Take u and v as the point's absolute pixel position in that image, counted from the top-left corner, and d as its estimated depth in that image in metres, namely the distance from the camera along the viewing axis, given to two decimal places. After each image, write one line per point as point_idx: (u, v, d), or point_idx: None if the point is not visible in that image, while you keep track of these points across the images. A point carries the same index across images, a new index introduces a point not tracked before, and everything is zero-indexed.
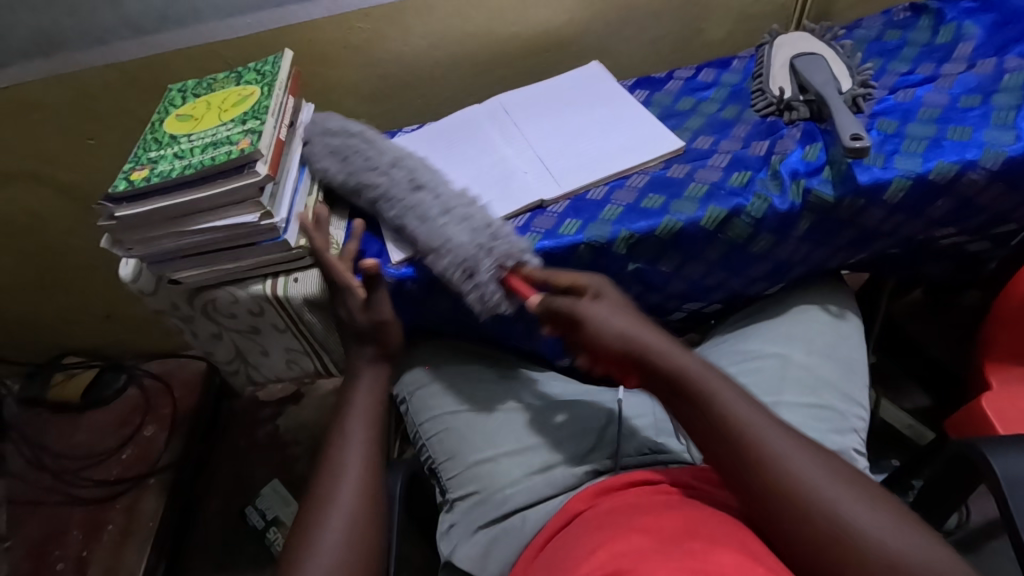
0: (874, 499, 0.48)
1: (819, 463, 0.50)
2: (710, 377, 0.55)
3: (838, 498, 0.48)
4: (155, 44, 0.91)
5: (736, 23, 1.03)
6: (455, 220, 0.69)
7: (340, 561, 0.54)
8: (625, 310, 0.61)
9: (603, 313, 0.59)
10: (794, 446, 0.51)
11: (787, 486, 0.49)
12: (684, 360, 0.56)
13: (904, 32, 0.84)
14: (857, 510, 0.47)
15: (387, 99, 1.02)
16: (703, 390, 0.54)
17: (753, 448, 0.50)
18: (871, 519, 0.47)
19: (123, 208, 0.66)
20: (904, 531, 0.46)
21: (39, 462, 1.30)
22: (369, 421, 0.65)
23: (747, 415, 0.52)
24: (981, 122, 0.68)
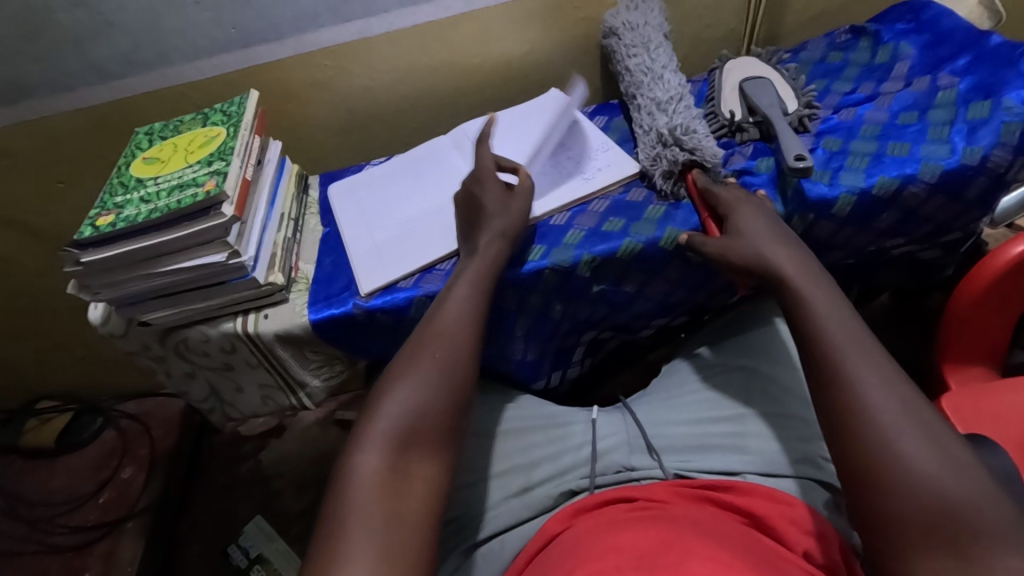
0: (945, 446, 0.47)
1: (901, 397, 0.50)
2: (819, 299, 0.58)
3: (901, 430, 0.48)
4: (122, 89, 0.92)
5: (691, 48, 1.07)
6: (653, 135, 0.79)
7: (427, 403, 0.55)
8: (771, 221, 0.67)
9: (744, 218, 0.67)
10: (884, 376, 0.51)
11: (853, 408, 0.51)
12: (801, 275, 0.61)
13: (846, 53, 0.89)
14: (918, 449, 0.47)
15: (356, 133, 1.04)
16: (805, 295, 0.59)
17: (834, 366, 0.53)
18: (928, 456, 0.46)
19: (90, 253, 0.67)
20: (964, 477, 0.45)
21: (13, 510, 1.27)
22: (475, 290, 0.64)
23: (841, 334, 0.55)
24: (919, 137, 0.72)
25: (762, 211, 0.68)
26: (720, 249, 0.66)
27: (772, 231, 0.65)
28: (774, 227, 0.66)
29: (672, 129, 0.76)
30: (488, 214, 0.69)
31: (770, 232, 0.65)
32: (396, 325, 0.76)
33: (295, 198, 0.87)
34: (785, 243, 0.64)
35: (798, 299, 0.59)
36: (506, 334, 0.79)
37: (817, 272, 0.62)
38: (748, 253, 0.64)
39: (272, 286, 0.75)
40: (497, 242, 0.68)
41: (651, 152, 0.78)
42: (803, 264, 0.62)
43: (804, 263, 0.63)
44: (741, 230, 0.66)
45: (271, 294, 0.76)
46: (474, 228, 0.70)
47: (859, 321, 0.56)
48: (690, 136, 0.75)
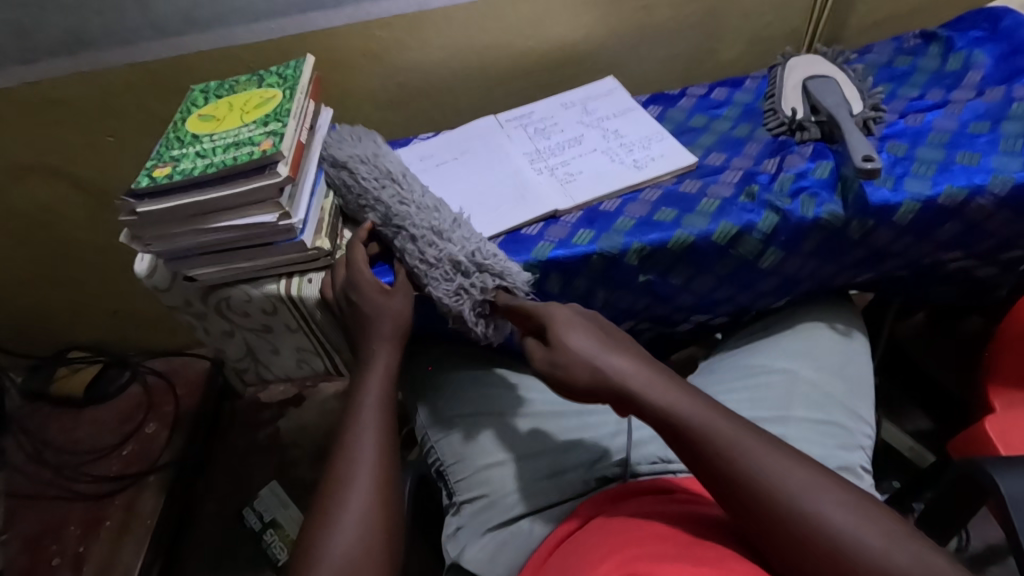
0: (871, 516, 0.47)
1: (806, 484, 0.49)
2: (680, 401, 0.54)
3: (826, 508, 0.47)
4: (179, 46, 0.92)
5: (749, 44, 1.05)
6: (443, 264, 0.67)
7: (360, 542, 0.55)
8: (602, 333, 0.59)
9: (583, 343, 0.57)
10: (778, 463, 0.50)
11: (778, 512, 0.48)
12: (652, 383, 0.55)
13: (915, 58, 0.86)
14: (850, 526, 0.46)
15: (404, 107, 1.04)
16: (670, 404, 0.54)
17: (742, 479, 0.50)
18: (861, 529, 0.46)
19: (146, 203, 0.67)
20: (902, 543, 0.45)
21: (39, 456, 1.29)
22: (381, 414, 0.65)
23: (729, 432, 0.52)
24: (990, 148, 0.70)
25: (584, 316, 0.61)
26: (562, 366, 0.57)
27: (601, 339, 0.58)
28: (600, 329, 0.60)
29: (468, 251, 0.67)
30: (376, 322, 0.70)
31: (597, 336, 0.59)
32: (438, 300, 0.75)
33: None
34: (627, 351, 0.58)
35: (664, 412, 0.54)
36: None
37: (662, 369, 0.57)
38: (597, 368, 0.56)
39: (318, 250, 0.75)
40: (388, 358, 0.69)
41: (447, 285, 0.67)
42: (648, 365, 0.57)
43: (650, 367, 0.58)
44: (583, 350, 0.57)
45: (316, 259, 0.76)
46: (364, 339, 0.71)
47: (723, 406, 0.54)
48: (473, 271, 0.67)
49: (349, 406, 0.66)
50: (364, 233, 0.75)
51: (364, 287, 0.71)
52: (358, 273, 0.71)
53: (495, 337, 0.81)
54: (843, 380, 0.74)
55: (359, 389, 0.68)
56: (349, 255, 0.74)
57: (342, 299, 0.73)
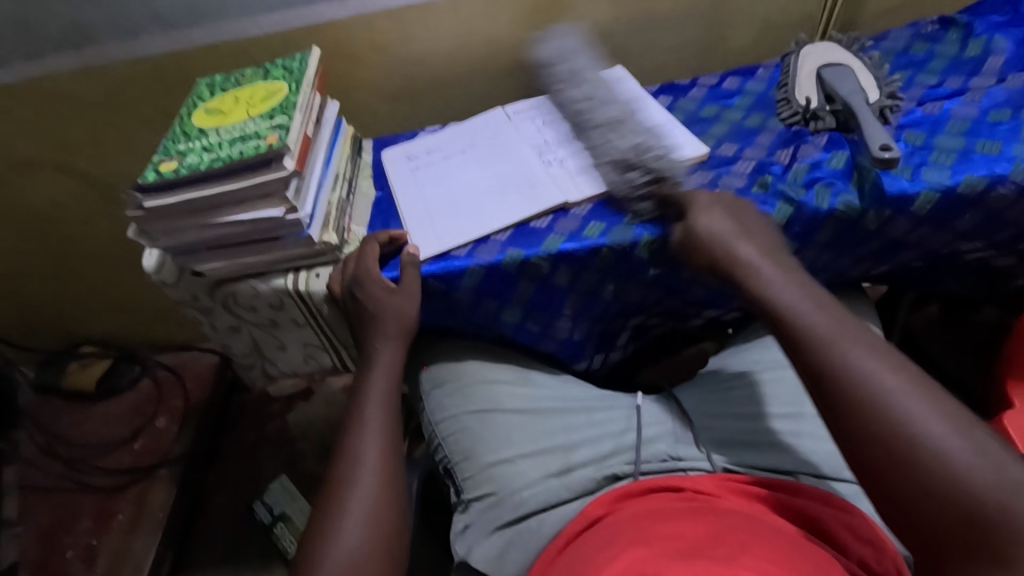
0: (965, 429, 0.45)
1: (908, 391, 0.48)
2: (793, 292, 0.58)
3: (917, 414, 0.46)
4: (185, 40, 0.92)
5: (762, 31, 1.03)
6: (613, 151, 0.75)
7: (367, 540, 0.55)
8: (740, 224, 0.64)
9: (709, 221, 0.64)
10: (893, 365, 0.49)
11: (872, 405, 0.48)
12: (770, 274, 0.60)
13: (932, 44, 0.84)
14: (941, 432, 0.45)
15: (410, 99, 1.03)
16: (783, 304, 0.57)
17: (833, 369, 0.51)
18: (952, 442, 0.45)
19: (152, 198, 0.67)
20: (991, 458, 0.43)
21: (51, 449, 1.30)
22: (386, 412, 0.65)
23: (833, 328, 0.53)
24: (1012, 136, 0.68)
25: (722, 201, 0.66)
26: (692, 242, 0.65)
27: (737, 225, 0.64)
28: (751, 214, 0.66)
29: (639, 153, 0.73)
30: (382, 321, 0.70)
31: (732, 222, 0.65)
32: (446, 295, 0.75)
33: (349, 160, 0.86)
34: (754, 239, 0.63)
35: (771, 301, 0.58)
36: (555, 311, 0.78)
37: (784, 258, 0.62)
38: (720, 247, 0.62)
39: (325, 245, 0.74)
40: (392, 357, 0.69)
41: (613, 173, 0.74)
42: (780, 261, 0.61)
43: (775, 260, 0.62)
44: (713, 231, 0.63)
45: (323, 254, 0.75)
46: (368, 337, 0.71)
47: (839, 308, 0.56)
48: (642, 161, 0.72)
49: (354, 404, 0.66)
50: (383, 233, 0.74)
51: (370, 284, 0.70)
52: (365, 270, 0.71)
53: (503, 331, 0.80)
54: None
55: (367, 385, 0.67)
56: (360, 250, 0.73)
57: (348, 296, 0.73)
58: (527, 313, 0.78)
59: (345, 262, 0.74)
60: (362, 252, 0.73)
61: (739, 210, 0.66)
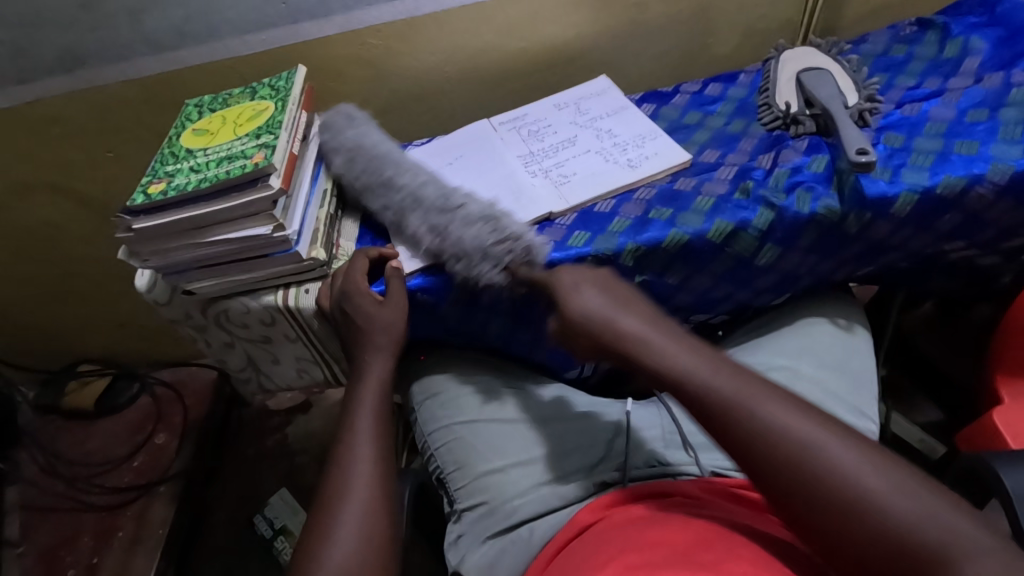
0: (891, 472, 0.42)
1: (823, 441, 0.44)
2: (689, 357, 0.51)
3: (850, 463, 0.42)
4: (173, 61, 0.93)
5: (744, 37, 1.04)
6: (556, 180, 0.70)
7: (358, 552, 0.55)
8: (617, 296, 0.58)
9: (593, 299, 0.57)
10: (801, 418, 0.45)
11: (801, 468, 0.43)
12: (666, 344, 0.53)
13: (911, 46, 0.85)
14: (870, 478, 0.41)
15: (398, 113, 1.04)
16: (685, 375, 0.50)
17: (745, 446, 0.46)
18: (887, 488, 0.41)
19: (141, 220, 0.68)
20: (908, 488, 0.41)
21: (52, 469, 1.31)
22: (376, 425, 0.66)
23: (733, 388, 0.48)
24: (989, 136, 0.68)
25: (590, 276, 0.61)
26: (575, 326, 0.57)
27: (612, 299, 0.58)
28: (620, 285, 0.60)
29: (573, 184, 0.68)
30: (371, 334, 0.70)
31: (607, 297, 0.58)
32: (434, 307, 0.75)
33: (338, 176, 0.87)
34: (637, 310, 0.57)
35: (674, 374, 0.51)
36: (543, 321, 0.79)
37: (670, 323, 0.56)
38: (611, 328, 0.55)
39: (314, 260, 0.75)
40: (382, 370, 0.70)
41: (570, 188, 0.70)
42: (665, 328, 0.55)
43: (662, 326, 0.56)
44: (593, 310, 0.57)
45: (313, 269, 0.76)
46: (358, 350, 0.71)
47: (727, 359, 0.51)
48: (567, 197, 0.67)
49: (345, 418, 0.67)
50: (372, 249, 0.75)
51: (359, 298, 0.71)
52: (355, 285, 0.71)
53: (493, 342, 0.81)
54: (845, 375, 0.74)
55: (357, 400, 0.68)
56: (350, 265, 0.74)
57: (338, 310, 0.73)
58: (516, 323, 0.79)
59: (335, 278, 0.75)
60: (352, 266, 0.73)
61: (604, 279, 0.60)
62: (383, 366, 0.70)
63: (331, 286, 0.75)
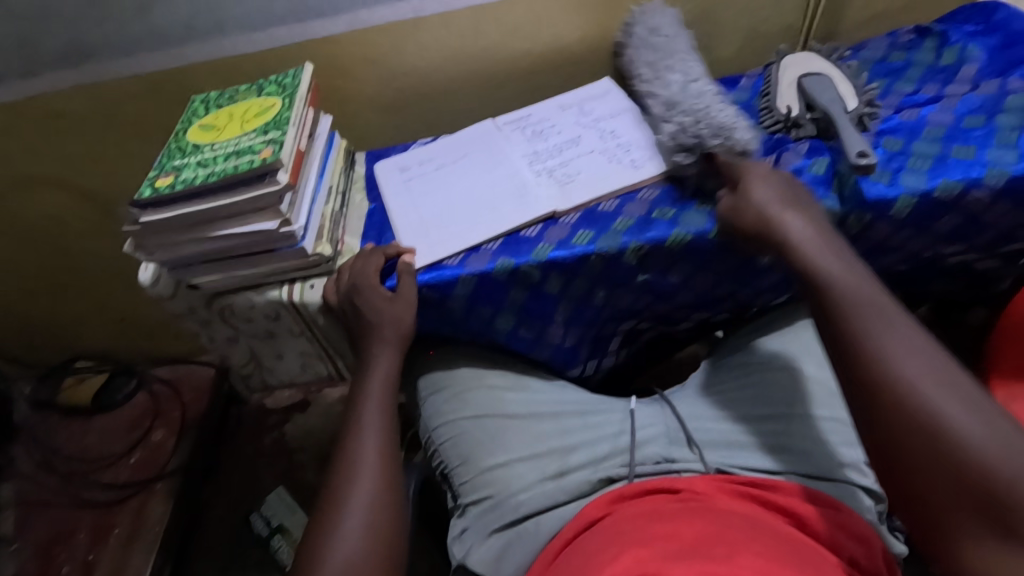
0: (977, 406, 0.45)
1: (925, 366, 0.48)
2: (837, 266, 0.59)
3: (935, 388, 0.47)
4: (180, 56, 0.93)
5: (746, 42, 1.06)
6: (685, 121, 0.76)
7: (365, 546, 0.56)
8: (788, 198, 0.66)
9: (759, 196, 0.66)
10: (913, 344, 0.50)
11: (886, 376, 0.49)
12: (809, 248, 0.61)
13: (909, 53, 0.87)
14: (951, 408, 0.45)
15: (402, 112, 1.05)
16: (824, 274, 0.58)
17: (857, 343, 0.53)
18: (965, 417, 0.44)
19: (148, 213, 0.68)
20: (1004, 436, 0.43)
21: (48, 465, 1.30)
22: (383, 420, 0.66)
23: (869, 298, 0.55)
24: (985, 141, 0.70)
25: (778, 176, 0.68)
26: (738, 211, 0.67)
27: (782, 196, 0.65)
28: (797, 194, 0.67)
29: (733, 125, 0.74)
30: (378, 329, 0.71)
31: (783, 198, 0.66)
32: (439, 304, 0.76)
33: (343, 173, 0.87)
34: (800, 213, 0.64)
35: (814, 271, 0.59)
36: (546, 318, 0.80)
37: (832, 238, 0.63)
38: (766, 218, 0.64)
39: (319, 256, 0.75)
40: (389, 365, 0.70)
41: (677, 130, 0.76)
42: (817, 233, 0.63)
43: (818, 232, 0.63)
44: (764, 204, 0.65)
45: (317, 265, 0.77)
46: (365, 345, 0.72)
47: (877, 281, 0.57)
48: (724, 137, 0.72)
49: (352, 412, 0.67)
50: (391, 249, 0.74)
51: (365, 294, 0.71)
52: (364, 280, 0.72)
53: (496, 339, 0.82)
54: None
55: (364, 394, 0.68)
56: (366, 259, 0.74)
57: (343, 306, 0.74)
58: (519, 320, 0.79)
59: (342, 274, 0.75)
60: (367, 261, 0.74)
61: (778, 177, 0.68)
62: (389, 362, 0.71)
63: (338, 282, 0.75)
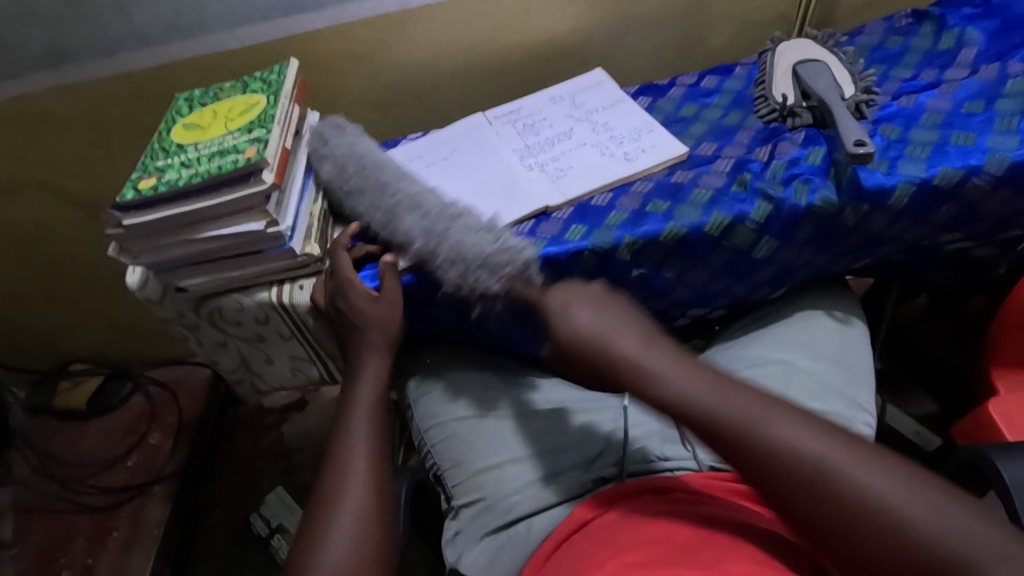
0: (889, 467, 0.42)
1: (828, 448, 0.43)
2: (683, 377, 0.49)
3: (850, 467, 0.42)
4: (163, 55, 0.92)
5: (740, 30, 1.04)
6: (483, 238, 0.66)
7: (353, 554, 0.55)
8: (604, 305, 0.56)
9: (584, 317, 0.54)
10: (802, 425, 0.44)
11: (802, 478, 0.42)
12: (661, 363, 0.50)
13: (907, 37, 0.85)
14: (873, 484, 0.41)
15: (392, 108, 1.03)
16: (681, 395, 0.48)
17: (760, 463, 0.44)
18: (887, 489, 0.41)
19: (132, 216, 0.67)
20: (925, 499, 0.40)
21: (44, 470, 1.29)
22: (372, 425, 0.65)
23: (740, 408, 0.46)
24: (985, 127, 0.68)
25: (589, 292, 0.57)
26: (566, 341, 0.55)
27: (601, 313, 0.54)
28: (606, 293, 0.57)
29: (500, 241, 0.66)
30: (367, 332, 0.70)
31: (598, 311, 0.55)
32: (431, 303, 0.75)
33: None
34: (629, 323, 0.54)
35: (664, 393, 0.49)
36: (541, 315, 0.78)
37: (666, 343, 0.53)
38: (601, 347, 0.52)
39: (308, 256, 0.74)
40: (378, 369, 0.69)
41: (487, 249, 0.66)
42: (660, 344, 0.52)
43: (655, 341, 0.53)
44: (586, 327, 0.54)
45: (307, 265, 0.75)
46: (354, 348, 0.71)
47: (724, 375, 0.49)
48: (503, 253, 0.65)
49: (340, 417, 0.66)
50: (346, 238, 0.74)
51: (354, 294, 0.70)
52: (347, 279, 0.70)
53: (491, 337, 0.80)
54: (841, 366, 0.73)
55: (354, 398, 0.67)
56: (334, 261, 0.73)
57: (333, 307, 0.73)
58: (513, 318, 0.78)
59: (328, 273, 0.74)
60: (337, 261, 0.72)
61: (585, 289, 0.58)
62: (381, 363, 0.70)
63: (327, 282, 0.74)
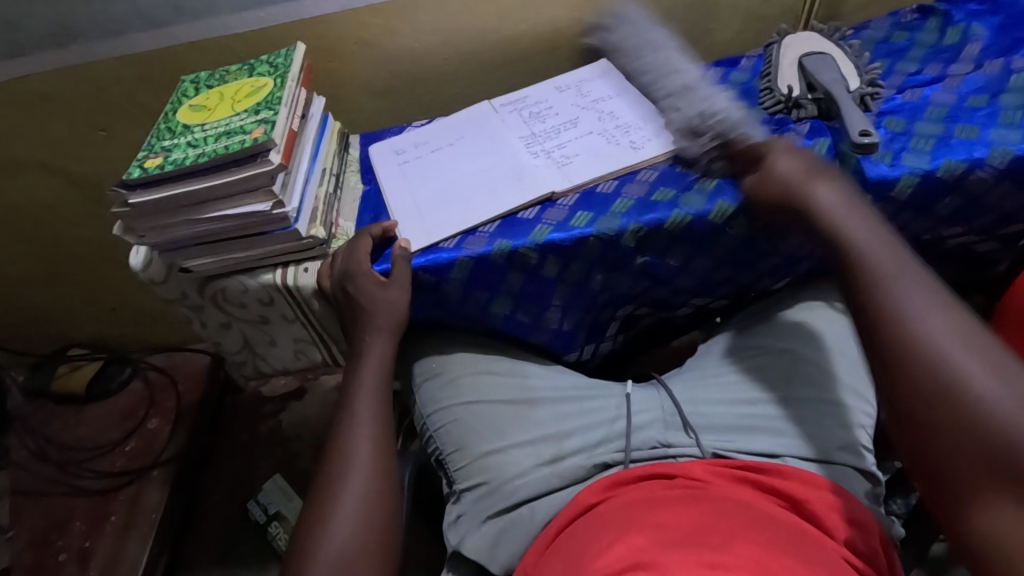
0: (1004, 367, 0.45)
1: (958, 331, 0.49)
2: (862, 235, 0.58)
3: (963, 355, 0.47)
4: (169, 37, 0.91)
5: (745, 23, 1.04)
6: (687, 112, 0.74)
7: (358, 536, 0.56)
8: (811, 164, 0.65)
9: (780, 167, 0.65)
10: (943, 308, 0.50)
11: (911, 341, 0.50)
12: (852, 226, 0.59)
13: (912, 33, 0.85)
14: (977, 374, 0.46)
15: (397, 95, 1.03)
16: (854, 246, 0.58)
17: (886, 324, 0.52)
18: (989, 381, 0.45)
19: (138, 194, 0.67)
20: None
21: (43, 453, 1.29)
22: (377, 408, 0.66)
23: (884, 276, 0.54)
24: (989, 121, 0.69)
25: (799, 150, 0.67)
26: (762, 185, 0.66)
27: (809, 170, 0.64)
28: (818, 160, 0.66)
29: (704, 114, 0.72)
30: (372, 315, 0.70)
31: (804, 168, 0.65)
32: (435, 288, 0.75)
33: (337, 156, 0.86)
34: (826, 182, 0.63)
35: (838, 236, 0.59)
36: (544, 302, 0.79)
37: (861, 207, 0.61)
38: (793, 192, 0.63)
39: (313, 239, 0.74)
40: (383, 353, 0.70)
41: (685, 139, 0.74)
42: (853, 207, 0.61)
43: (855, 207, 0.61)
44: (789, 176, 0.64)
45: (311, 248, 0.75)
46: (358, 331, 0.71)
47: (902, 248, 0.57)
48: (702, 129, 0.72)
49: (345, 399, 0.66)
50: (375, 228, 0.73)
51: (360, 277, 0.70)
52: (357, 265, 0.71)
53: (494, 323, 0.81)
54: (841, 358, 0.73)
55: (358, 379, 0.67)
56: (355, 246, 0.73)
57: (338, 290, 0.73)
58: (516, 305, 0.78)
59: (335, 257, 0.74)
60: (355, 247, 0.72)
61: (806, 154, 0.67)
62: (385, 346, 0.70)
63: (332, 265, 0.74)
